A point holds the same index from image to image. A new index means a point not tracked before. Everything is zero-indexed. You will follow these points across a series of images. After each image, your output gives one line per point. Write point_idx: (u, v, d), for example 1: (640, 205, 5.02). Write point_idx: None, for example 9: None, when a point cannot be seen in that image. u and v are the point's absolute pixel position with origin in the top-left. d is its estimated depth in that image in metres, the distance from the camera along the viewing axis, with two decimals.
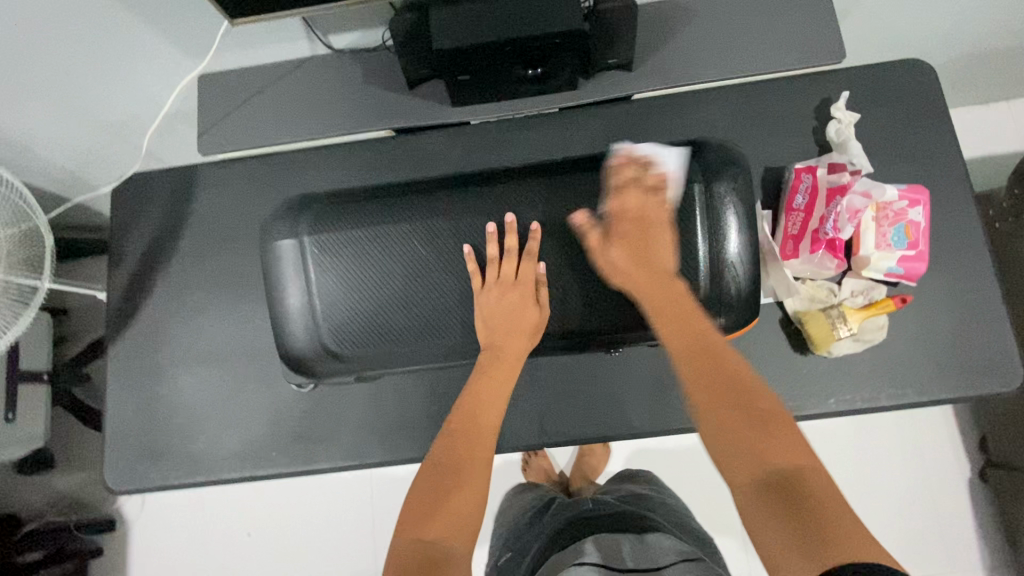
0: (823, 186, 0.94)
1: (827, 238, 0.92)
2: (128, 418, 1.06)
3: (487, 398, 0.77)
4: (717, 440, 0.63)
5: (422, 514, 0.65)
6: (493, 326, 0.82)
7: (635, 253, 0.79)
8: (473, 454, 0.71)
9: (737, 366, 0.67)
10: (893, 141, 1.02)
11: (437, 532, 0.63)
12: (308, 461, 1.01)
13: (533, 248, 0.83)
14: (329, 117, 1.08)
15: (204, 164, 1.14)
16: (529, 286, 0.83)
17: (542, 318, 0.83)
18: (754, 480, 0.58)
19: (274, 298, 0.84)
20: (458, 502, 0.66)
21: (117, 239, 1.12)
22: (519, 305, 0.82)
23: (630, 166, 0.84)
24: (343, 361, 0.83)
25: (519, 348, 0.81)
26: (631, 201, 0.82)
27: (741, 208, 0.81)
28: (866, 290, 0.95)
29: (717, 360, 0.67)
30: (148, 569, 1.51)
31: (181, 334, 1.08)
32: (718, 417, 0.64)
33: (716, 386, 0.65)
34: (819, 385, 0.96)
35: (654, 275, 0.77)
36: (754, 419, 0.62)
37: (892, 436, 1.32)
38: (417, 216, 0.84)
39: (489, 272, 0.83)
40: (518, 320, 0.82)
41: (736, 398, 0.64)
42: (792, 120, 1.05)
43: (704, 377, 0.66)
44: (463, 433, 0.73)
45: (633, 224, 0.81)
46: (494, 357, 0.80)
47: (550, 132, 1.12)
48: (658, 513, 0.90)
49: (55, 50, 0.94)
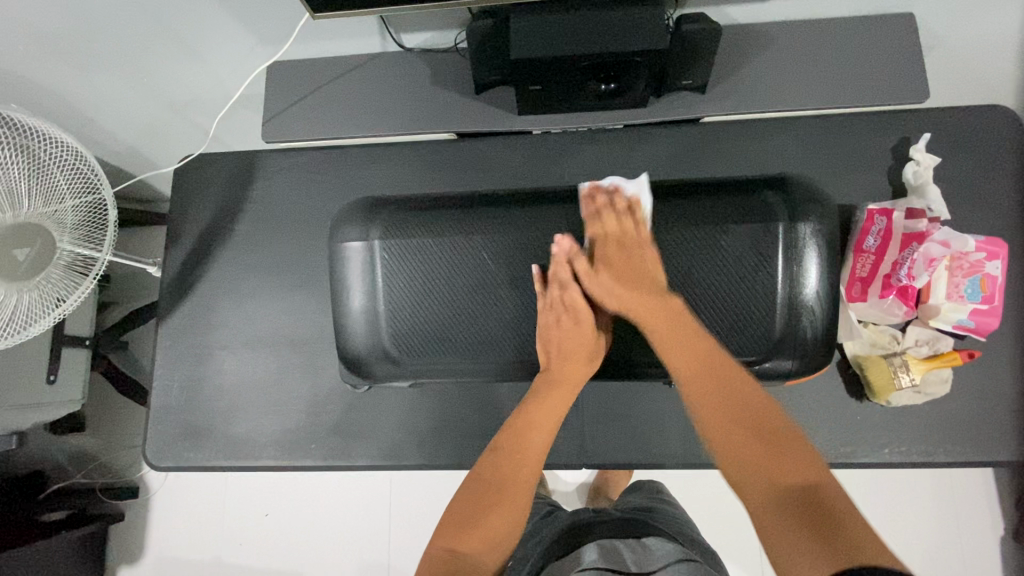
0: (897, 230, 0.91)
1: (899, 284, 0.89)
2: (171, 396, 1.08)
3: (535, 421, 0.79)
4: (733, 463, 0.66)
5: (460, 527, 0.70)
6: (550, 349, 0.81)
7: (628, 274, 0.79)
8: (516, 472, 0.75)
9: (751, 389, 0.70)
10: (970, 187, 0.99)
11: (471, 546, 0.69)
12: (344, 457, 1.02)
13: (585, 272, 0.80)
14: (393, 115, 1.08)
15: (265, 150, 1.15)
16: (588, 314, 0.81)
17: (599, 346, 0.82)
18: (774, 501, 0.61)
19: (338, 298, 0.84)
20: (495, 522, 0.71)
21: (175, 218, 1.14)
22: (576, 331, 0.81)
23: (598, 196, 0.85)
24: (400, 367, 0.83)
25: (580, 372, 0.80)
26: (612, 225, 0.82)
27: (822, 249, 0.75)
28: (932, 341, 0.91)
29: (725, 384, 0.70)
30: (166, 540, 1.53)
31: (230, 318, 1.09)
32: (731, 439, 0.67)
33: (725, 405, 0.69)
34: (874, 433, 0.93)
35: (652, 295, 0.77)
36: (763, 439, 0.66)
37: (925, 488, 1.27)
38: (485, 229, 0.84)
39: (548, 295, 0.82)
40: (573, 346, 0.81)
41: (746, 418, 0.68)
42: (865, 157, 1.02)
43: (715, 399, 0.69)
44: (511, 455, 0.76)
45: (620, 249, 0.81)
46: (549, 380, 0.81)
47: (613, 148, 1.09)
48: (660, 517, 0.89)
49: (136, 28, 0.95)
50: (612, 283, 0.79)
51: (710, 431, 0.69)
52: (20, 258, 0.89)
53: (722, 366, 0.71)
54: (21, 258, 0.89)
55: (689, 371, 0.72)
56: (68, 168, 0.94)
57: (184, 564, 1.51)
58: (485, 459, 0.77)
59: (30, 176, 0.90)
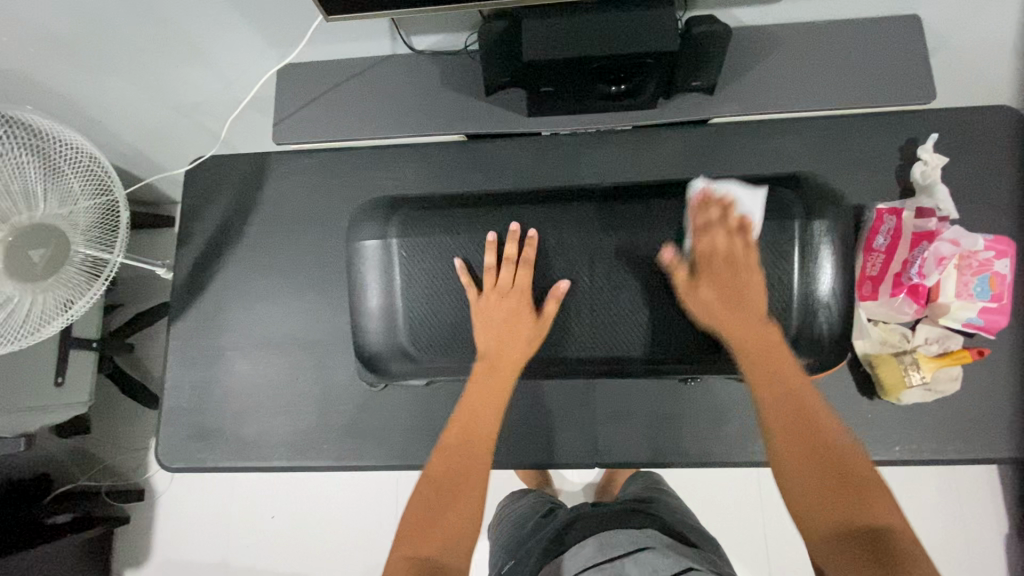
0: (907, 229, 0.92)
1: (909, 283, 0.90)
2: (182, 396, 1.08)
3: (479, 408, 0.77)
4: (796, 489, 0.62)
5: (417, 529, 0.67)
6: (491, 333, 0.81)
7: (727, 293, 0.76)
8: (468, 466, 0.72)
9: (826, 417, 0.65)
10: (978, 188, 0.99)
11: (433, 547, 0.65)
12: (357, 457, 1.02)
13: (530, 256, 0.83)
14: (404, 117, 1.09)
15: (276, 153, 1.15)
16: (527, 297, 0.82)
17: (540, 328, 0.82)
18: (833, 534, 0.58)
19: (355, 297, 0.84)
20: (451, 520, 0.67)
21: (186, 220, 1.14)
22: (516, 315, 0.82)
23: (711, 207, 0.80)
24: (418, 365, 0.84)
25: (516, 355, 0.81)
26: (722, 241, 0.78)
27: (840, 248, 0.77)
28: (942, 339, 0.92)
29: (802, 405, 0.66)
30: (172, 542, 1.53)
31: (242, 319, 1.10)
32: (801, 467, 0.62)
33: (795, 427, 0.64)
34: (884, 431, 0.94)
35: (746, 318, 0.74)
36: (834, 471, 0.61)
37: (930, 487, 1.27)
38: (508, 228, 0.85)
39: (486, 281, 0.82)
40: (514, 330, 0.81)
41: (818, 445, 0.63)
42: (873, 158, 1.02)
43: (786, 421, 0.65)
44: (461, 448, 0.74)
45: (723, 264, 0.77)
46: (489, 365, 0.80)
47: (623, 149, 1.10)
48: (660, 509, 0.88)
49: (150, 31, 0.95)
50: (707, 300, 0.77)
51: (775, 452, 0.64)
52: (34, 259, 0.90)
53: (799, 390, 0.67)
54: (36, 259, 0.90)
55: (763, 387, 0.68)
56: (81, 170, 0.94)
57: (189, 568, 1.51)
58: (435, 457, 0.74)
59: (43, 178, 0.90)
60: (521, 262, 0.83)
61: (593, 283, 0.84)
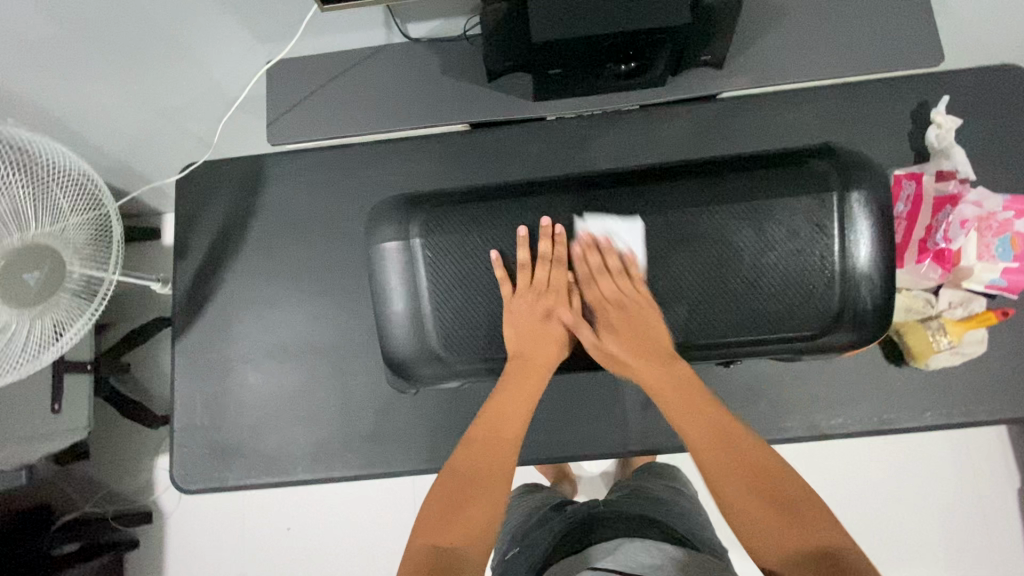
0: (928, 194, 0.92)
1: (935, 248, 0.90)
2: (195, 415, 1.03)
3: (508, 406, 0.75)
4: (747, 527, 0.63)
5: (436, 520, 0.66)
6: (525, 335, 0.78)
7: (631, 344, 0.77)
8: (492, 461, 0.71)
9: (755, 447, 0.69)
10: (992, 149, 0.99)
11: (455, 540, 0.64)
12: (383, 463, 0.99)
13: (563, 254, 0.80)
14: (405, 110, 1.04)
15: (271, 155, 1.10)
16: (563, 295, 0.80)
17: (574, 327, 0.80)
18: (786, 562, 0.60)
19: (378, 301, 0.81)
20: (473, 513, 0.66)
21: (183, 231, 1.09)
22: (551, 312, 0.79)
23: (589, 253, 0.80)
24: (451, 369, 0.81)
25: (551, 356, 0.79)
26: (609, 289, 0.79)
27: (879, 218, 0.74)
28: (965, 302, 0.92)
29: (732, 442, 0.69)
30: (186, 563, 1.48)
31: (251, 331, 1.05)
32: (748, 505, 0.64)
33: (739, 467, 0.67)
34: (914, 398, 0.94)
35: (656, 361, 0.76)
36: (779, 506, 0.64)
37: (947, 454, 1.24)
38: (538, 221, 0.81)
39: (520, 278, 0.79)
40: (548, 328, 0.78)
41: (758, 480, 0.66)
42: (886, 125, 1.01)
43: (730, 464, 0.67)
44: (486, 445, 0.72)
45: (616, 313, 0.79)
46: (521, 367, 0.77)
47: (632, 130, 1.07)
48: (667, 512, 0.82)
49: (129, 32, 0.88)
50: (619, 349, 0.78)
51: (724, 492, 0.66)
52: (30, 283, 0.84)
53: (729, 427, 0.70)
54: (31, 283, 0.84)
55: (692, 427, 0.71)
56: (71, 186, 0.89)
57: None
58: (459, 449, 0.73)
59: (35, 196, 0.84)
60: (553, 259, 0.80)
61: (627, 270, 0.79)
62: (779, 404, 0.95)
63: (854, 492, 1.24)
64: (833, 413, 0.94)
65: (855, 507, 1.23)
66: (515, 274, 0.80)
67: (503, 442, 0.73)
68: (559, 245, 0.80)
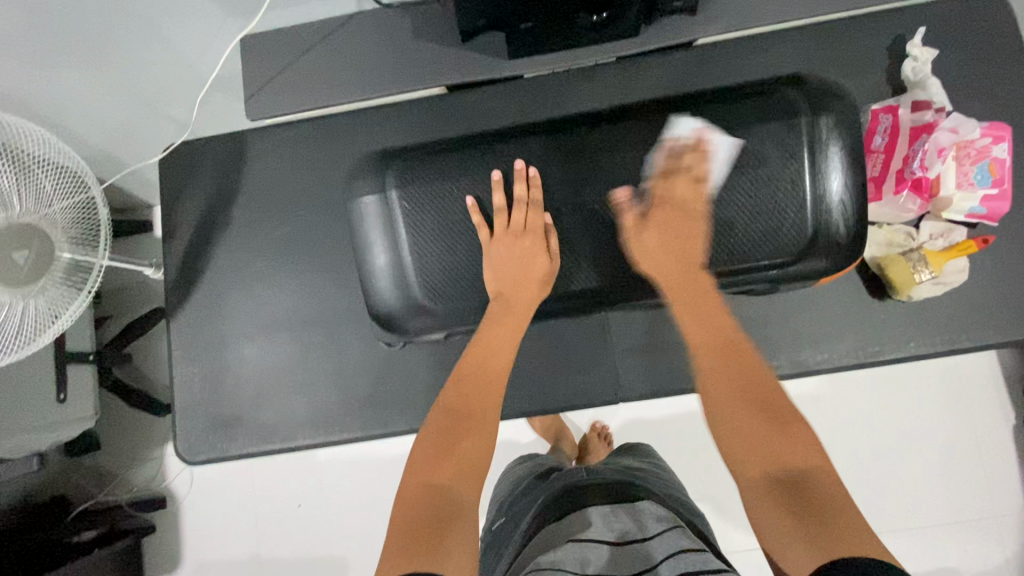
0: (904, 124, 0.92)
1: (913, 177, 0.90)
2: (195, 390, 1.06)
3: (493, 346, 0.78)
4: (728, 437, 0.66)
5: (432, 461, 0.67)
6: (505, 278, 0.79)
7: (668, 241, 0.77)
8: (480, 404, 0.74)
9: (761, 375, 0.69)
10: (969, 80, 0.99)
11: (446, 479, 0.65)
12: (381, 424, 1.01)
13: (538, 198, 0.81)
14: (380, 77, 1.04)
15: (251, 131, 1.11)
16: (540, 236, 0.80)
17: (552, 268, 0.80)
18: (761, 477, 0.61)
19: (361, 258, 0.82)
20: (467, 454, 0.68)
21: (169, 213, 1.10)
22: (530, 254, 0.79)
23: (683, 153, 0.79)
24: (436, 319, 0.83)
25: (530, 297, 0.79)
26: (681, 189, 0.78)
27: (847, 142, 0.74)
28: (946, 233, 0.93)
29: (741, 363, 0.70)
30: (201, 543, 1.51)
31: (243, 306, 1.07)
32: (734, 418, 0.66)
33: (744, 391, 0.67)
34: (898, 329, 0.95)
35: (682, 265, 0.77)
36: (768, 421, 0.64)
37: (940, 390, 1.26)
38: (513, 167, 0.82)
39: (498, 222, 0.80)
40: (527, 270, 0.79)
41: (753, 397, 0.67)
42: (864, 62, 1.00)
43: (725, 382, 0.69)
44: (475, 388, 0.75)
45: (678, 216, 0.78)
46: (502, 308, 0.79)
47: (609, 83, 1.06)
48: (652, 481, 0.83)
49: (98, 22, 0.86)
50: (652, 241, 0.78)
51: (715, 407, 0.68)
52: (20, 262, 0.85)
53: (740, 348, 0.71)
54: (21, 262, 0.85)
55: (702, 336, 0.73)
56: (53, 169, 0.90)
57: (223, 566, 1.50)
58: (447, 394, 0.75)
59: (17, 178, 0.85)
60: (529, 202, 0.81)
61: (604, 210, 0.81)
62: (765, 344, 0.96)
63: (849, 434, 1.25)
64: (819, 349, 0.96)
65: (852, 449, 1.25)
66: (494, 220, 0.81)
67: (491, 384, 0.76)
68: (534, 189, 0.81)
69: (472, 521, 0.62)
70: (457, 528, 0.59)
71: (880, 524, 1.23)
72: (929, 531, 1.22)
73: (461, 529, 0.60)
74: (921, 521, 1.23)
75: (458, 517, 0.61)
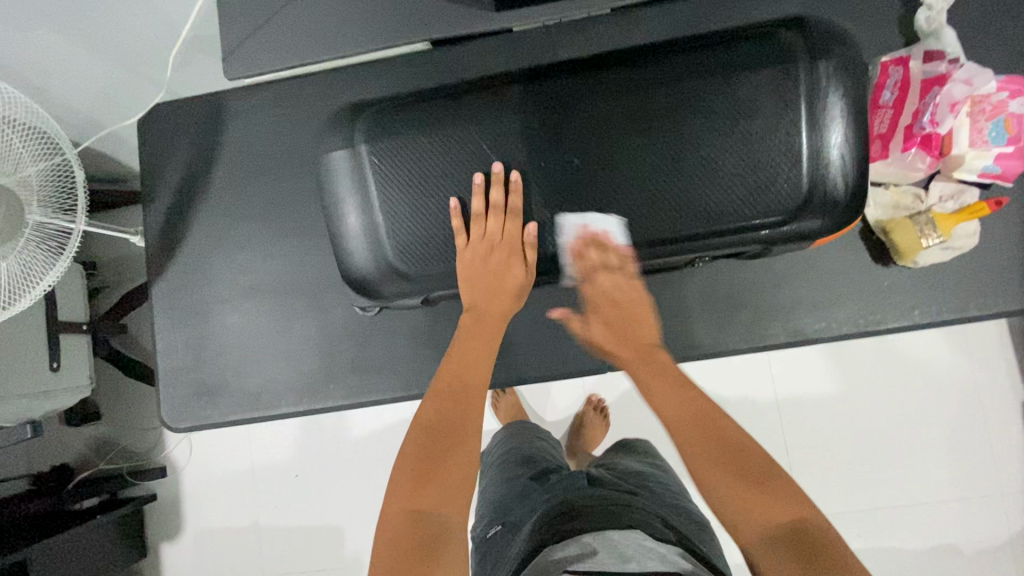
0: (916, 77, 0.85)
1: (922, 133, 0.84)
2: (178, 357, 1.04)
3: (473, 355, 0.79)
4: (721, 495, 0.65)
5: (416, 484, 0.66)
6: (479, 288, 0.80)
7: (617, 327, 0.86)
8: (463, 416, 0.74)
9: (736, 432, 0.70)
10: (990, 29, 0.92)
11: (430, 502, 0.65)
12: (365, 392, 0.99)
13: (516, 203, 0.77)
14: (361, 27, 0.97)
15: (231, 91, 1.06)
16: (516, 246, 0.79)
17: (528, 282, 0.81)
18: (766, 538, 0.60)
19: (333, 218, 0.80)
20: (452, 474, 0.68)
21: (149, 176, 1.07)
22: (505, 265, 0.79)
23: (589, 249, 0.78)
24: (410, 282, 0.80)
25: (506, 306, 0.82)
26: (605, 283, 0.81)
27: (848, 90, 0.70)
28: (957, 194, 0.87)
29: (713, 424, 0.72)
30: (197, 512, 1.52)
31: (226, 272, 1.05)
32: (720, 478, 0.66)
33: (718, 450, 0.68)
34: (902, 297, 0.91)
35: (640, 344, 0.85)
36: (752, 479, 0.65)
37: (946, 364, 1.21)
38: (489, 119, 0.77)
39: (474, 229, 0.78)
40: (501, 282, 0.80)
41: (735, 458, 0.67)
42: (876, 9, 0.93)
43: (702, 439, 0.70)
44: (455, 401, 0.75)
45: (613, 306, 0.85)
46: (476, 317, 0.81)
47: (602, 37, 0.98)
48: (655, 498, 0.80)
49: None
50: (604, 332, 0.87)
51: (698, 468, 0.68)
52: None
53: (710, 411, 0.73)
54: None
55: (673, 410, 0.75)
56: (22, 127, 0.87)
57: (220, 534, 1.51)
58: (427, 407, 0.75)
59: None
60: (507, 209, 0.78)
61: (585, 165, 0.76)
62: (761, 312, 0.92)
63: (849, 407, 1.22)
64: (818, 317, 0.92)
65: (853, 424, 1.22)
66: (471, 223, 0.79)
67: (473, 396, 0.76)
68: (512, 194, 0.77)
69: (462, 541, 0.63)
70: (446, 558, 0.60)
71: (878, 501, 1.20)
72: (929, 508, 1.20)
73: (448, 557, 0.60)
74: (921, 497, 1.20)
75: (444, 543, 0.61)
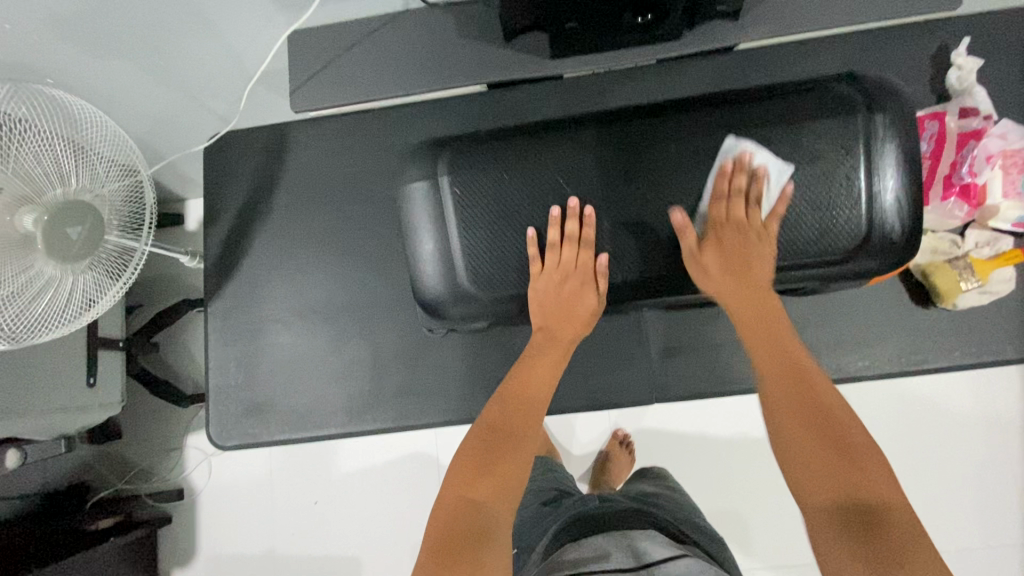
0: (951, 132, 0.92)
1: (960, 184, 0.91)
2: (229, 374, 1.06)
3: (537, 372, 0.83)
4: (793, 447, 0.67)
5: (475, 473, 0.71)
6: (549, 311, 0.83)
7: (736, 253, 0.78)
8: (524, 423, 0.77)
9: (831, 396, 0.70)
10: (1015, 91, 0.98)
11: (482, 494, 0.70)
12: (412, 414, 1.01)
13: (590, 234, 0.81)
14: (425, 68, 1.01)
15: (294, 124, 1.12)
16: (588, 273, 0.83)
17: (599, 309, 0.84)
18: (827, 505, 0.63)
19: (409, 243, 0.84)
20: (505, 476, 0.72)
21: (213, 201, 1.11)
22: (576, 293, 0.83)
23: (739, 173, 0.79)
24: (479, 306, 0.83)
25: (572, 330, 0.85)
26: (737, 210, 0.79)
27: (902, 141, 0.75)
28: (992, 242, 0.92)
29: (802, 379, 0.71)
30: (212, 536, 1.49)
31: (280, 294, 1.08)
32: (795, 436, 0.68)
33: (803, 412, 0.69)
34: (942, 338, 0.94)
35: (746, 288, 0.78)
36: (836, 449, 0.65)
37: (981, 408, 1.21)
38: (564, 157, 0.83)
39: (549, 257, 0.82)
40: (573, 308, 0.84)
41: (823, 427, 0.67)
42: (910, 68, 0.99)
43: (790, 393, 0.70)
44: (516, 409, 0.79)
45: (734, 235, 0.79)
46: (546, 339, 0.84)
47: (651, 83, 1.05)
48: (670, 509, 0.84)
49: (146, 15, 0.81)
50: (715, 261, 0.79)
51: (773, 415, 0.70)
52: (71, 237, 0.82)
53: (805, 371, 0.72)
54: (73, 237, 0.83)
55: (768, 360, 0.74)
56: (106, 149, 0.88)
57: (235, 561, 1.47)
58: (492, 409, 0.79)
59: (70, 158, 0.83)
60: (581, 239, 0.82)
61: (656, 202, 0.81)
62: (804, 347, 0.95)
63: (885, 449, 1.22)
64: (861, 354, 0.95)
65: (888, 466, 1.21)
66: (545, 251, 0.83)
67: (532, 407, 0.80)
68: (587, 227, 0.81)
69: (506, 539, 0.67)
70: (491, 550, 0.64)
71: None
72: (966, 552, 1.18)
73: (493, 549, 0.64)
74: (957, 542, 1.19)
75: (489, 535, 0.65)
